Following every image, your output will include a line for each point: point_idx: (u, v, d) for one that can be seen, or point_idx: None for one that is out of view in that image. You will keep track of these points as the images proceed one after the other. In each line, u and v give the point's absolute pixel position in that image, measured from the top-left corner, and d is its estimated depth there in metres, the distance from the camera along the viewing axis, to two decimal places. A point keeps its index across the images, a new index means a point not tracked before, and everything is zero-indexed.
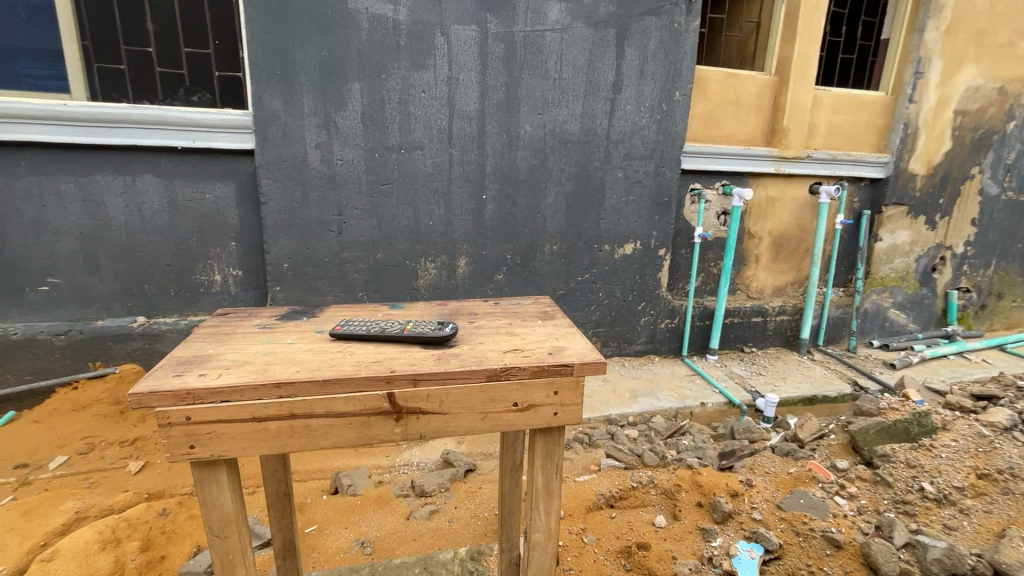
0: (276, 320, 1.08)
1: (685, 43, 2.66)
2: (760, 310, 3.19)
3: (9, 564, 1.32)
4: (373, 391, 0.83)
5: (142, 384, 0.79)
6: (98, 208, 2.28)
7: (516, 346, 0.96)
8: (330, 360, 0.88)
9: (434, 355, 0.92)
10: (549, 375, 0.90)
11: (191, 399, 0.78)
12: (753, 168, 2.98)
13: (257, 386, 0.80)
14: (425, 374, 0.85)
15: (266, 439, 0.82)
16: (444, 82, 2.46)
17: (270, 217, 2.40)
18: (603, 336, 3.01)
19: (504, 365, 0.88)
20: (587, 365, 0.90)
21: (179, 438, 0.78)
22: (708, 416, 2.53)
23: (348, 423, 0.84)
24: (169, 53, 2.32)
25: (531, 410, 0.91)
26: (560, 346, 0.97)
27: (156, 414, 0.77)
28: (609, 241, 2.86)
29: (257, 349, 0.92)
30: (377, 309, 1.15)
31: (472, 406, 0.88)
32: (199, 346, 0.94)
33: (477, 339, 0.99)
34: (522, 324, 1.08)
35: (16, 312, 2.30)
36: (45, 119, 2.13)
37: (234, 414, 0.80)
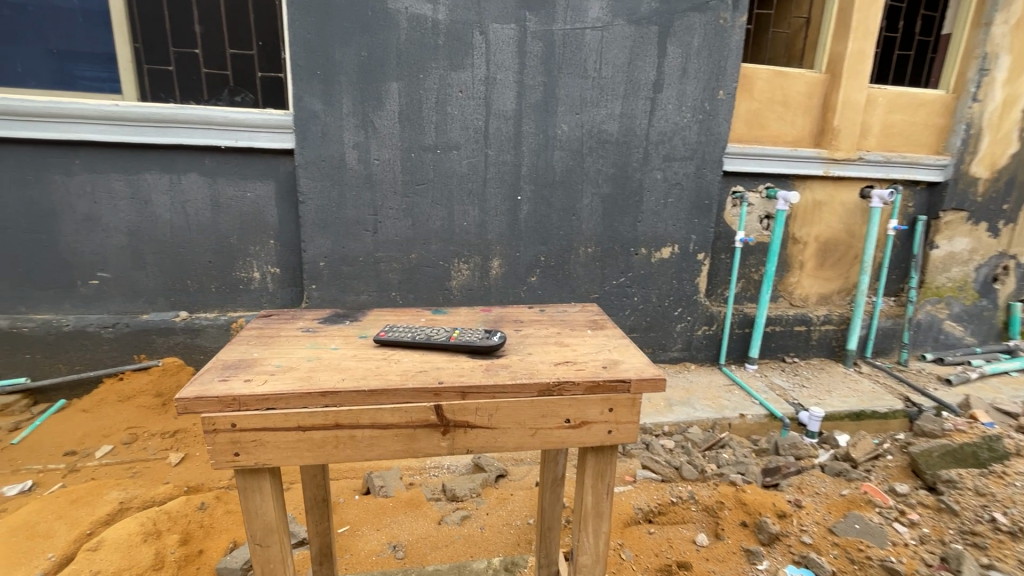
0: (319, 323, 1.07)
1: (731, 40, 2.57)
2: (804, 319, 3.06)
3: (58, 551, 1.35)
4: (420, 402, 0.81)
5: (187, 389, 0.78)
6: (145, 205, 2.35)
7: (567, 358, 0.92)
8: (376, 367, 0.86)
9: (482, 365, 0.89)
10: (604, 392, 0.86)
11: (237, 406, 0.77)
12: (800, 171, 2.86)
13: (302, 395, 0.78)
14: (475, 384, 0.82)
15: (310, 449, 0.81)
16: (481, 82, 2.44)
17: (307, 216, 2.43)
18: (638, 342, 2.93)
19: (556, 379, 0.84)
20: (644, 382, 0.86)
21: (225, 445, 0.77)
22: (748, 429, 2.43)
23: (394, 435, 0.82)
24: (215, 55, 2.37)
25: (584, 428, 0.87)
26: (614, 360, 0.92)
27: (202, 421, 0.76)
28: (646, 245, 2.79)
29: (302, 353, 0.91)
30: (421, 314, 1.13)
31: (523, 421, 0.85)
32: (244, 349, 0.93)
33: (525, 349, 0.96)
34: (570, 334, 1.04)
35: (69, 304, 2.39)
36: (99, 119, 2.21)
37: (280, 423, 0.78)
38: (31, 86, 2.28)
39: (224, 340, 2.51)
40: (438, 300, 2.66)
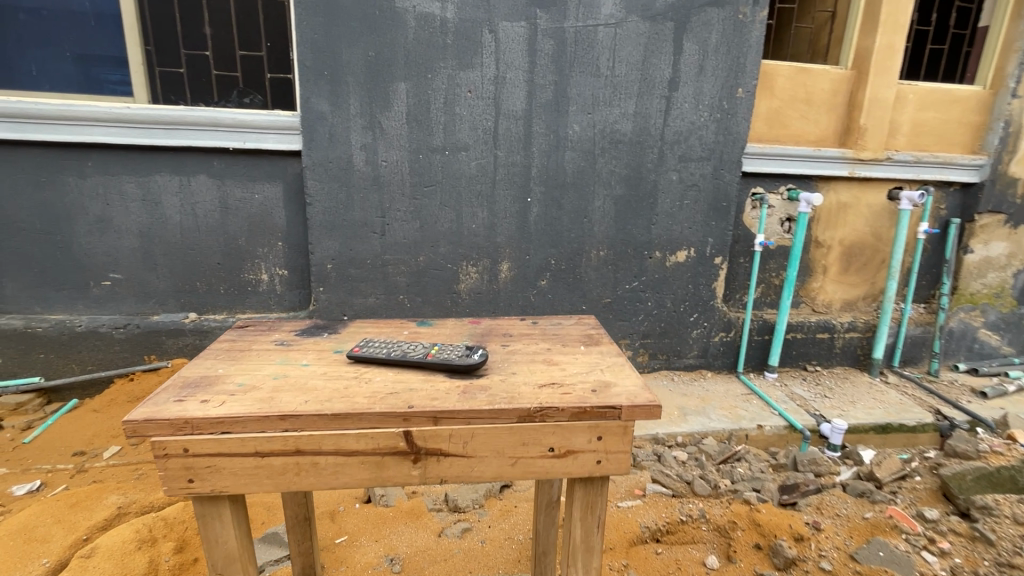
0: (295, 336, 1.14)
1: (750, 36, 2.47)
2: (827, 326, 2.93)
3: (53, 557, 1.34)
4: (387, 428, 0.84)
5: (139, 411, 0.82)
6: (156, 207, 2.36)
7: (553, 380, 0.95)
8: (344, 388, 0.91)
9: (460, 386, 0.92)
10: (592, 419, 0.88)
11: (189, 429, 0.81)
12: (824, 172, 2.74)
13: (258, 419, 0.82)
14: (455, 409, 0.85)
15: (266, 473, 0.84)
16: (491, 81, 2.38)
17: (315, 217, 2.41)
18: (651, 348, 2.85)
19: (539, 405, 0.86)
20: (637, 409, 0.87)
21: (178, 469, 0.81)
22: (766, 441, 2.33)
23: (357, 459, 0.85)
24: (225, 57, 2.37)
25: (569, 456, 0.89)
26: (605, 383, 0.95)
27: (152, 444, 0.80)
28: (661, 248, 2.70)
29: (268, 372, 0.96)
30: (403, 329, 1.19)
31: (502, 449, 0.88)
32: (210, 364, 0.99)
33: (509, 369, 1.00)
34: (561, 351, 1.08)
35: (82, 304, 2.42)
36: (110, 122, 2.23)
37: (234, 446, 0.82)
38: (45, 90, 2.31)
39: None
40: (446, 304, 2.62)
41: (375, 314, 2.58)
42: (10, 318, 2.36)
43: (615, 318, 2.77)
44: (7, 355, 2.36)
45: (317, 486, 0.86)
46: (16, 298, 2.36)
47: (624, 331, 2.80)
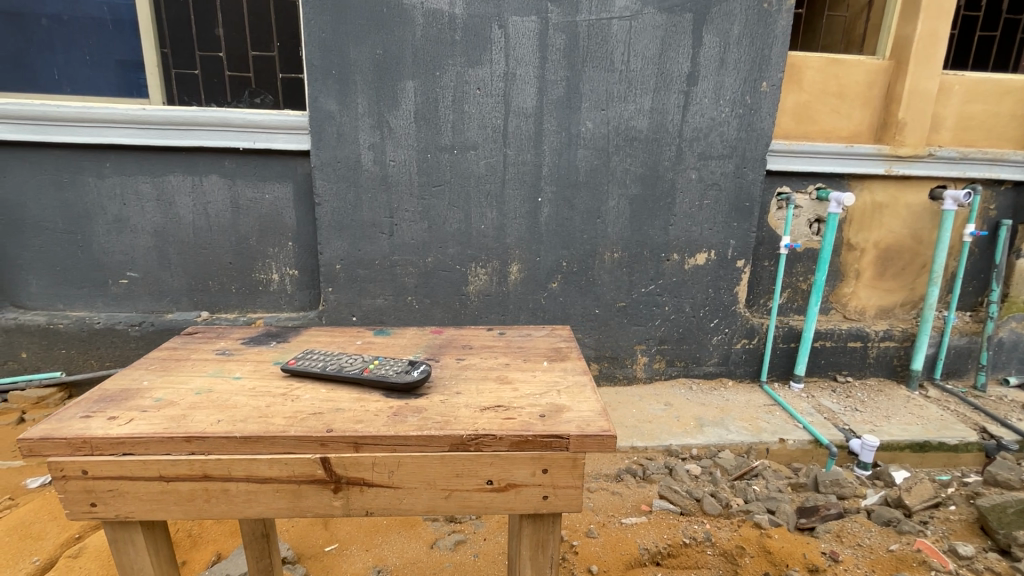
0: (239, 345, 1.16)
1: (776, 26, 2.32)
2: (860, 335, 2.74)
3: (44, 554, 1.44)
4: (304, 453, 0.81)
5: (39, 429, 0.82)
6: (170, 207, 2.40)
7: (500, 402, 0.90)
8: (265, 407, 0.89)
9: (393, 407, 0.88)
10: (536, 450, 0.82)
11: (88, 450, 0.80)
12: (857, 170, 2.56)
13: (161, 440, 0.80)
14: (381, 433, 0.81)
15: (171, 498, 0.82)
16: (500, 78, 2.32)
17: (323, 218, 2.40)
18: (668, 355, 2.73)
19: (473, 432, 0.81)
20: (588, 439, 0.81)
21: (77, 492, 0.81)
22: (789, 456, 2.19)
23: (271, 485, 0.83)
24: (237, 57, 2.39)
25: (508, 490, 0.84)
26: (559, 408, 0.89)
27: (48, 465, 0.79)
28: (679, 250, 2.58)
29: (192, 387, 0.95)
30: (354, 339, 1.19)
31: (431, 480, 0.83)
32: (136, 377, 1.00)
33: (454, 388, 0.95)
34: (519, 368, 1.05)
35: (101, 302, 2.48)
36: (126, 122, 2.27)
37: (136, 469, 0.80)
38: (66, 92, 2.39)
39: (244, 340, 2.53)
40: (454, 306, 2.57)
41: (383, 315, 2.55)
42: (34, 314, 2.44)
43: (629, 323, 2.67)
44: (31, 350, 2.44)
45: (229, 511, 0.84)
46: (41, 295, 2.45)
47: (639, 336, 2.69)
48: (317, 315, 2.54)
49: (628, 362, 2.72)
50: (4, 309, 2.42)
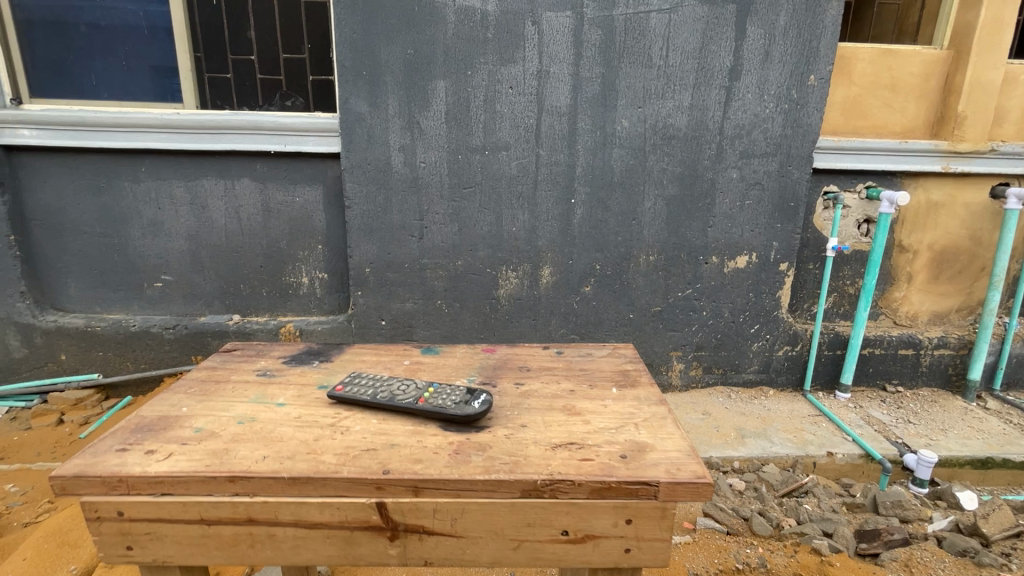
0: (281, 365, 1.14)
1: (826, 16, 2.20)
2: (912, 342, 2.59)
3: (81, 563, 1.49)
4: (360, 497, 0.77)
5: (73, 464, 0.79)
6: (203, 211, 2.40)
7: (574, 440, 0.85)
8: (313, 441, 0.85)
9: (453, 444, 0.84)
10: (620, 499, 0.77)
11: (122, 491, 0.77)
12: (912, 167, 2.41)
13: (202, 480, 0.76)
14: (444, 477, 0.76)
15: (212, 540, 0.79)
16: (534, 76, 2.25)
17: (353, 221, 2.37)
18: (706, 362, 2.62)
19: (548, 478, 0.76)
20: (681, 487, 0.75)
21: (113, 530, 0.78)
22: (837, 471, 2.07)
23: (321, 530, 0.78)
24: (269, 60, 2.38)
25: (586, 539, 0.79)
26: (641, 446, 0.84)
27: (84, 505, 0.76)
28: (719, 253, 2.47)
29: (235, 415, 0.92)
30: (402, 359, 1.16)
31: (501, 528, 0.79)
32: (175, 401, 0.97)
33: (517, 420, 0.91)
34: (585, 396, 1.00)
35: (136, 305, 2.50)
36: (160, 128, 2.28)
37: (175, 511, 0.77)
38: (103, 98, 2.41)
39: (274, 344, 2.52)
40: (484, 311, 2.52)
41: (412, 320, 2.51)
42: (73, 317, 2.47)
43: (665, 328, 2.57)
44: (69, 352, 2.48)
45: (274, 556, 0.80)
46: (80, 298, 2.49)
47: (675, 342, 2.59)
48: (347, 319, 2.51)
49: (663, 368, 2.62)
50: (44, 311, 2.46)
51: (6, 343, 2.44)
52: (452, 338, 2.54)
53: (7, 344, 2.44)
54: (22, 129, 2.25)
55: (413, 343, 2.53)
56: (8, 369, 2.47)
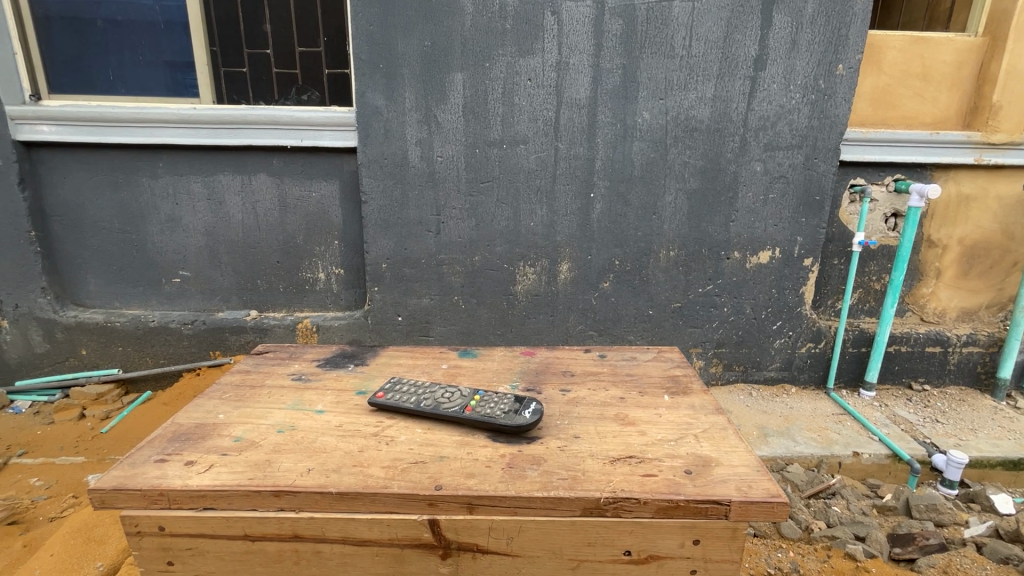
0: (316, 369, 1.14)
1: (855, 2, 2.12)
2: (940, 339, 2.52)
3: (108, 559, 1.50)
4: (412, 515, 0.75)
5: (113, 474, 0.78)
6: (220, 206, 2.40)
7: (632, 453, 0.84)
8: (359, 452, 0.83)
9: (506, 457, 0.82)
10: (687, 520, 0.75)
11: (162, 505, 0.75)
12: (943, 159, 2.33)
13: (246, 494, 0.74)
14: (500, 493, 0.74)
15: (256, 557, 0.78)
16: (553, 67, 2.20)
17: (370, 216, 2.35)
18: (726, 359, 2.58)
19: (612, 495, 0.73)
20: (753, 506, 0.73)
21: (155, 544, 0.77)
22: (863, 471, 2.02)
23: (371, 548, 0.77)
24: (285, 54, 2.35)
25: (648, 559, 0.77)
26: (706, 461, 0.81)
27: (124, 519, 0.75)
28: (741, 248, 2.42)
29: (274, 423, 0.92)
30: (440, 363, 1.17)
31: (559, 548, 0.76)
32: (211, 409, 0.96)
33: (570, 431, 0.90)
34: (637, 405, 0.99)
35: (155, 300, 2.51)
36: (177, 123, 2.27)
37: (218, 526, 0.76)
38: (121, 93, 2.41)
39: (290, 340, 2.51)
40: (502, 307, 2.49)
41: (429, 316, 2.49)
42: (93, 312, 2.48)
43: (685, 325, 2.53)
44: (90, 347, 2.49)
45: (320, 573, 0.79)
46: (99, 294, 2.50)
47: (695, 338, 2.55)
48: (363, 314, 2.50)
49: None
50: (65, 307, 2.47)
51: (28, 338, 2.46)
52: (469, 334, 2.52)
53: (29, 340, 2.46)
54: (41, 125, 2.25)
55: (430, 339, 2.51)
56: (30, 364, 2.49)
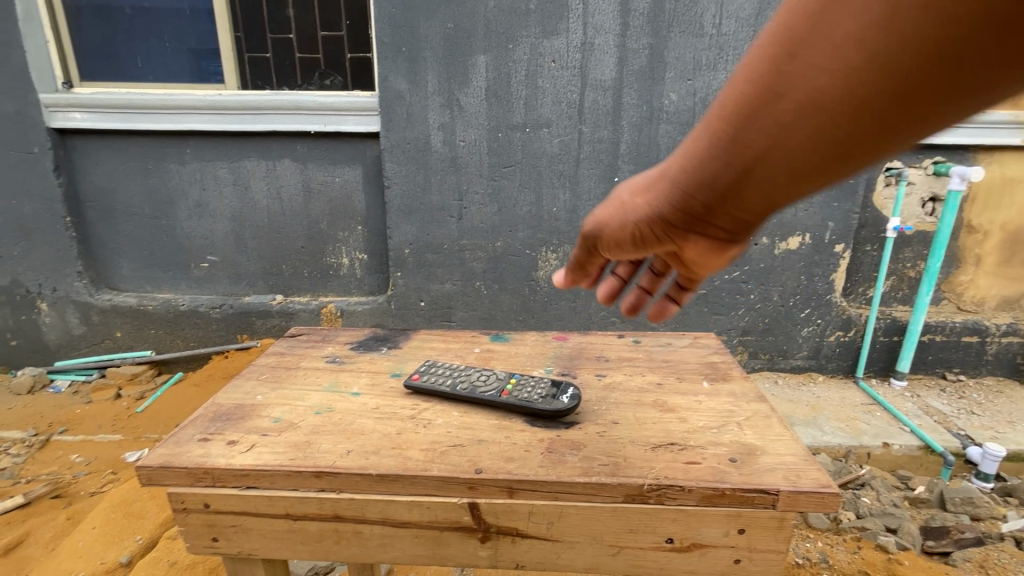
0: (350, 351, 1.16)
1: None
2: (978, 329, 2.43)
3: (147, 534, 1.57)
4: (453, 496, 0.75)
5: (158, 453, 0.80)
6: (246, 192, 2.43)
7: (671, 440, 0.83)
8: (396, 434, 0.84)
9: (544, 441, 0.82)
10: (731, 509, 0.73)
11: (206, 483, 0.77)
12: (987, 140, 2.23)
13: (289, 474, 0.76)
14: (541, 478, 0.74)
15: (297, 535, 0.79)
16: (578, 48, 2.15)
17: (393, 201, 2.35)
18: (752, 347, 2.54)
19: (655, 482, 0.73)
20: (802, 496, 0.70)
21: (199, 520, 0.79)
22: (893, 462, 1.97)
23: (409, 530, 0.77)
24: (309, 39, 2.35)
25: (691, 548, 0.75)
26: (751, 449, 0.80)
27: (171, 496, 0.77)
28: (769, 233, 2.36)
29: (311, 405, 0.93)
30: (472, 347, 1.18)
31: (599, 533, 0.76)
32: (249, 390, 0.98)
33: (607, 417, 0.89)
34: (675, 391, 0.98)
35: (184, 285, 2.57)
36: (204, 109, 2.29)
37: (261, 505, 0.77)
38: (149, 80, 2.44)
39: (315, 324, 2.55)
40: (524, 293, 2.48)
41: (451, 302, 2.50)
42: (126, 296, 2.56)
43: (710, 312, 2.49)
44: (124, 329, 2.57)
45: (360, 554, 0.80)
46: (132, 278, 2.57)
47: (720, 325, 2.51)
48: (386, 299, 2.51)
49: None
50: (100, 290, 2.55)
51: (66, 320, 2.54)
52: (490, 320, 2.52)
53: (67, 322, 2.55)
54: (73, 113, 2.30)
55: (452, 324, 2.52)
56: (69, 345, 2.58)
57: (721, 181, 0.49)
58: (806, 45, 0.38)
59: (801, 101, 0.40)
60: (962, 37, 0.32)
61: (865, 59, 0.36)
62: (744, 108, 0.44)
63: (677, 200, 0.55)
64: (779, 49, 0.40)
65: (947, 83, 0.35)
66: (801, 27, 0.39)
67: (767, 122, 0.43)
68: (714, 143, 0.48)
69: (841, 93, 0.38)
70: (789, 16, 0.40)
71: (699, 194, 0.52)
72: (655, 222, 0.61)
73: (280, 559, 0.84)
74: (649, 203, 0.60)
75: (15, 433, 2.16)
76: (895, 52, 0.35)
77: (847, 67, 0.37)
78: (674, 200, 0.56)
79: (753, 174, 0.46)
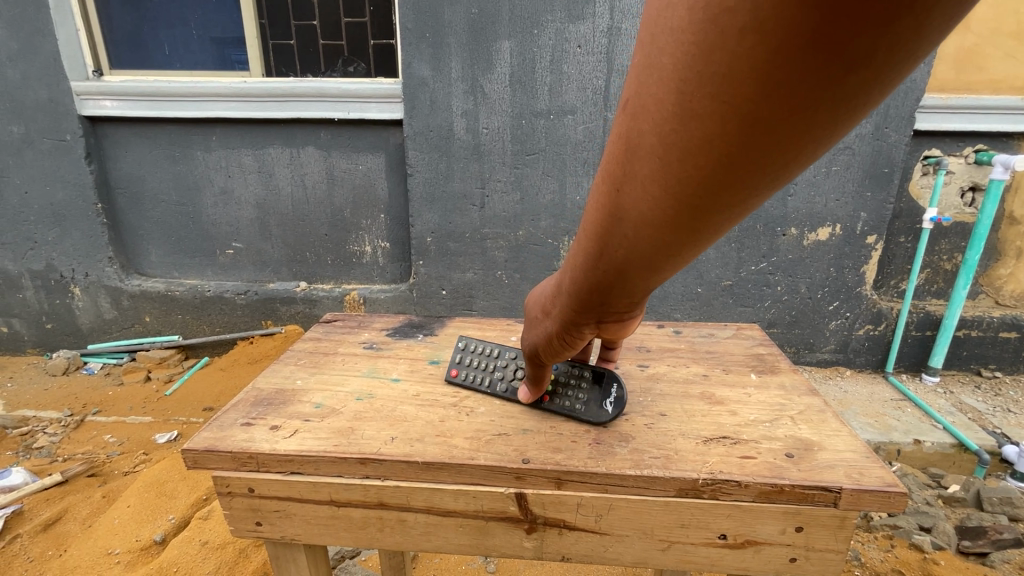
0: (386, 338, 1.16)
1: None
2: (1018, 324, 2.34)
3: (180, 512, 1.61)
4: (501, 487, 0.75)
5: (203, 436, 0.81)
6: (271, 179, 2.45)
7: (721, 433, 0.81)
8: (440, 423, 0.84)
9: (591, 433, 0.81)
10: (788, 506, 0.71)
11: (250, 469, 0.78)
12: None
13: (334, 460, 0.76)
14: (590, 470, 0.73)
15: (342, 522, 0.80)
16: (604, 33, 2.09)
17: (416, 189, 2.35)
18: (779, 340, 2.48)
19: (710, 476, 0.71)
20: (859, 493, 0.68)
21: (243, 504, 0.80)
22: (924, 459, 1.92)
23: (454, 519, 0.77)
24: (333, 25, 2.33)
25: (744, 544, 0.73)
26: (807, 445, 0.78)
27: (216, 480, 0.78)
28: (799, 223, 2.30)
29: (353, 391, 0.93)
30: (509, 335, 1.17)
31: (649, 528, 0.74)
32: (289, 374, 0.99)
33: (654, 409, 0.88)
34: (721, 383, 0.97)
35: (210, 271, 2.62)
36: (230, 96, 2.31)
37: (305, 490, 0.78)
38: (176, 67, 2.46)
39: (338, 311, 2.57)
40: None
41: (472, 290, 2.50)
42: (155, 282, 2.61)
43: (736, 303, 2.45)
44: (153, 314, 2.62)
45: (404, 542, 0.80)
46: (160, 264, 2.63)
47: (747, 317, 2.46)
48: (408, 288, 2.52)
49: None
50: (130, 276, 2.61)
51: (98, 304, 2.61)
52: (511, 309, 2.51)
53: (99, 306, 2.61)
54: (104, 101, 2.34)
55: (473, 313, 2.52)
56: (100, 328, 2.66)
57: (607, 287, 0.46)
58: (622, 180, 0.35)
59: (640, 225, 0.37)
60: (753, 158, 0.28)
61: (668, 192, 0.32)
62: (596, 231, 0.41)
63: (577, 300, 0.52)
64: (610, 184, 0.37)
65: (768, 183, 0.30)
66: (617, 163, 0.35)
67: (619, 243, 0.40)
68: (586, 261, 0.45)
69: (665, 222, 0.35)
70: (608, 149, 0.36)
71: (596, 297, 0.49)
72: (572, 326, 0.58)
73: (321, 543, 0.85)
74: (560, 305, 0.58)
75: (52, 412, 2.23)
76: (702, 184, 0.31)
77: (663, 198, 0.33)
78: (574, 300, 0.52)
79: (630, 275, 0.43)
